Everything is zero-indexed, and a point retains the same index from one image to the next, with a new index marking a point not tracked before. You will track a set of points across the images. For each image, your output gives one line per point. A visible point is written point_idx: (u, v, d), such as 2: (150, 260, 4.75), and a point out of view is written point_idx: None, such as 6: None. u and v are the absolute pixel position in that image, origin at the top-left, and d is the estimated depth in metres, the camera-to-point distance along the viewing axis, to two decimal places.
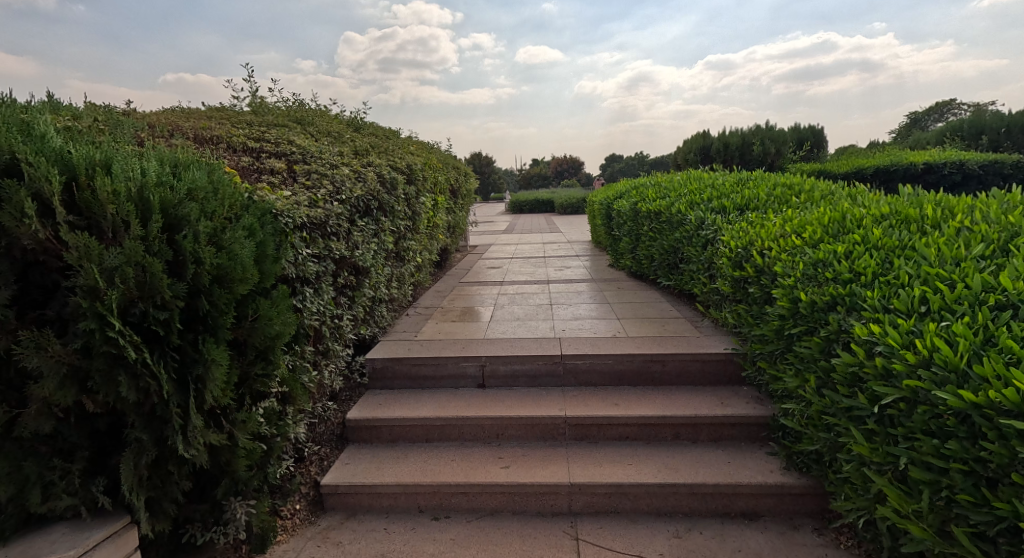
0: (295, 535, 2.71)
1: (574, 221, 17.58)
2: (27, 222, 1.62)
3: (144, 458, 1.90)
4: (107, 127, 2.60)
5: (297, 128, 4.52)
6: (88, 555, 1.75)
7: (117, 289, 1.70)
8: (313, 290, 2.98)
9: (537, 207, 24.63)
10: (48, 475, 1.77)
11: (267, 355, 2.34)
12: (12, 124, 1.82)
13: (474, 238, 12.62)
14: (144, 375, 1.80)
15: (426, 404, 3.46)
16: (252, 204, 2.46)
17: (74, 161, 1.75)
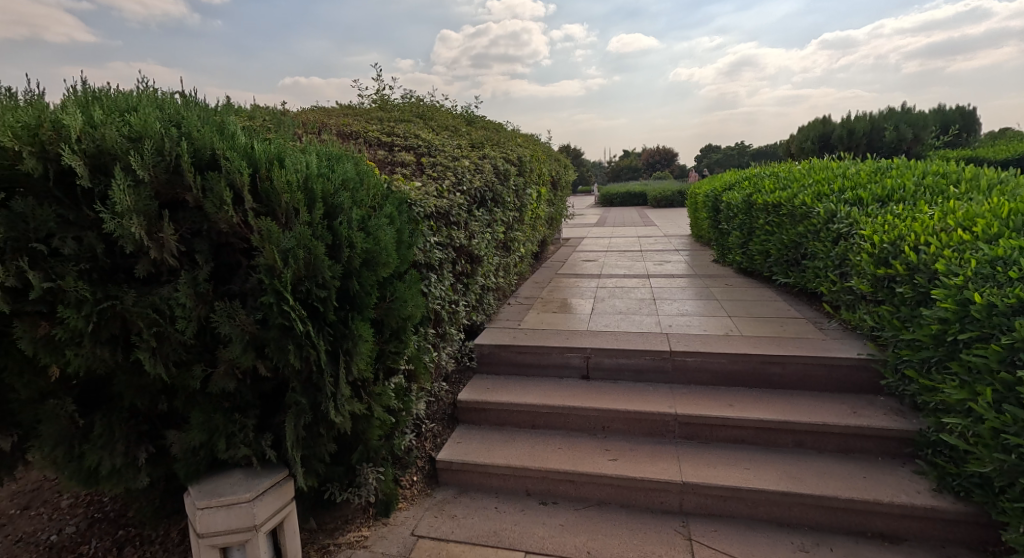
0: (415, 505, 2.90)
1: (671, 214, 16.91)
2: (225, 209, 1.90)
3: (302, 419, 2.14)
4: (271, 125, 2.95)
5: (421, 123, 4.80)
6: (259, 498, 2.02)
7: (290, 267, 1.94)
8: (437, 276, 3.17)
9: (630, 200, 23.97)
10: (231, 427, 2.07)
11: (399, 335, 2.51)
12: (210, 125, 2.14)
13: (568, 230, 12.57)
14: (307, 346, 2.03)
15: (532, 391, 3.53)
16: (390, 194, 2.66)
17: (257, 156, 2.03)
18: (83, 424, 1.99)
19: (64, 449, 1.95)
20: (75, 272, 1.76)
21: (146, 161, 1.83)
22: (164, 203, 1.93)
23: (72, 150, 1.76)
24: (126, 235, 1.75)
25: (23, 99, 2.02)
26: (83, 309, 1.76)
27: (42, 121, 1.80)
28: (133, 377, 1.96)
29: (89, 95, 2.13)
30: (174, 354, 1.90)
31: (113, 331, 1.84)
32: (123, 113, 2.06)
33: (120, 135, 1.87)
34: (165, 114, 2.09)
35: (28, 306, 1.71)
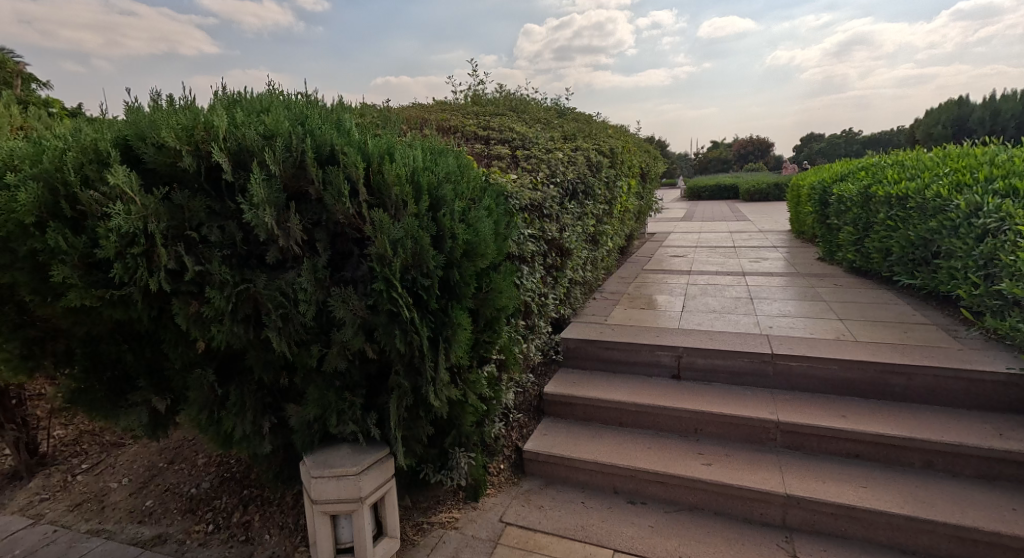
0: (502, 492, 2.96)
1: (766, 209, 15.81)
2: (342, 201, 2.05)
3: (404, 402, 2.26)
4: (379, 121, 3.12)
5: (514, 116, 4.84)
6: (365, 473, 2.16)
7: (398, 256, 2.04)
8: (529, 268, 3.19)
9: (718, 194, 22.63)
10: (341, 404, 2.23)
11: (493, 325, 2.55)
12: (329, 123, 2.31)
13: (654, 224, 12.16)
14: (411, 332, 2.12)
15: (620, 388, 3.46)
16: (489, 186, 2.71)
17: (370, 150, 2.16)
18: (220, 393, 2.23)
19: (206, 413, 2.21)
20: (219, 257, 1.99)
21: (277, 157, 2.02)
22: (290, 195, 2.12)
23: (219, 148, 1.99)
24: (260, 224, 1.94)
25: (177, 103, 2.29)
26: (225, 290, 1.97)
27: (196, 123, 2.05)
28: (262, 353, 2.17)
29: (229, 98, 2.38)
30: (296, 334, 2.07)
31: (247, 311, 2.04)
32: (258, 114, 2.28)
33: (256, 134, 2.08)
34: (292, 113, 2.29)
35: (183, 286, 1.96)
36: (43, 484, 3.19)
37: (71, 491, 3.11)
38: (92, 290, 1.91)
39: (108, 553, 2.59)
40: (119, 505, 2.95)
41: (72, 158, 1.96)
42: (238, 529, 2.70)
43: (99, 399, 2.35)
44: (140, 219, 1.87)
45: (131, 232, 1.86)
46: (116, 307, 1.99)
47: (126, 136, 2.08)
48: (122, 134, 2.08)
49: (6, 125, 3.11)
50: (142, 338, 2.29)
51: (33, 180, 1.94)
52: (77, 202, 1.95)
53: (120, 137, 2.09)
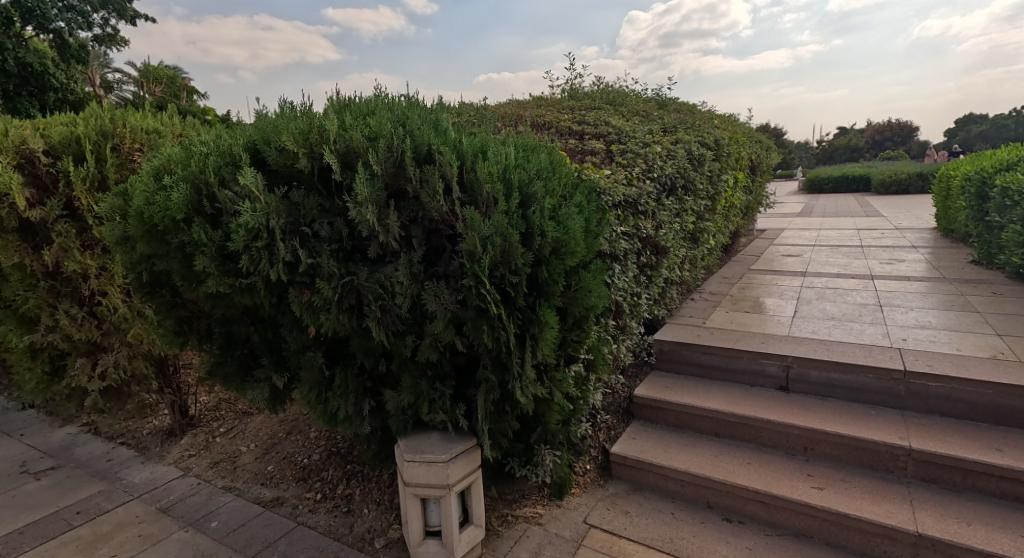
0: (587, 492, 2.92)
1: (902, 203, 13.97)
2: (437, 199, 2.12)
3: (491, 395, 2.30)
4: (474, 120, 3.19)
5: (611, 109, 4.72)
6: (453, 461, 2.24)
7: (488, 253, 2.08)
8: (621, 266, 3.10)
9: (845, 186, 20.40)
10: (433, 393, 2.33)
11: (581, 323, 2.52)
12: (427, 123, 2.41)
13: (764, 220, 11.25)
14: (499, 328, 2.16)
15: (718, 396, 3.25)
16: (580, 183, 2.67)
17: (464, 149, 2.22)
18: (327, 375, 2.44)
19: (315, 393, 2.42)
20: (328, 251, 2.16)
21: (380, 157, 2.15)
22: (391, 193, 2.24)
23: (330, 150, 2.15)
24: (363, 221, 2.07)
25: (297, 109, 2.51)
26: (332, 282, 2.14)
27: (311, 127, 2.24)
28: (363, 341, 2.32)
29: (339, 103, 2.56)
30: (393, 325, 2.20)
31: (351, 302, 2.20)
32: (364, 117, 2.43)
33: (362, 136, 2.22)
34: (394, 115, 2.41)
35: (298, 277, 2.15)
36: (190, 443, 3.70)
37: (211, 451, 3.58)
38: (225, 278, 2.17)
39: (236, 509, 2.95)
40: (247, 467, 3.35)
41: (212, 162, 2.23)
42: (342, 500, 2.94)
43: (230, 373, 2.67)
44: (263, 216, 2.08)
45: (256, 228, 2.08)
46: (244, 294, 2.23)
47: (254, 141, 2.33)
48: (251, 139, 2.32)
49: (165, 133, 3.61)
50: (265, 322, 2.55)
51: (182, 181, 2.23)
52: (215, 201, 2.21)
53: (250, 142, 2.34)
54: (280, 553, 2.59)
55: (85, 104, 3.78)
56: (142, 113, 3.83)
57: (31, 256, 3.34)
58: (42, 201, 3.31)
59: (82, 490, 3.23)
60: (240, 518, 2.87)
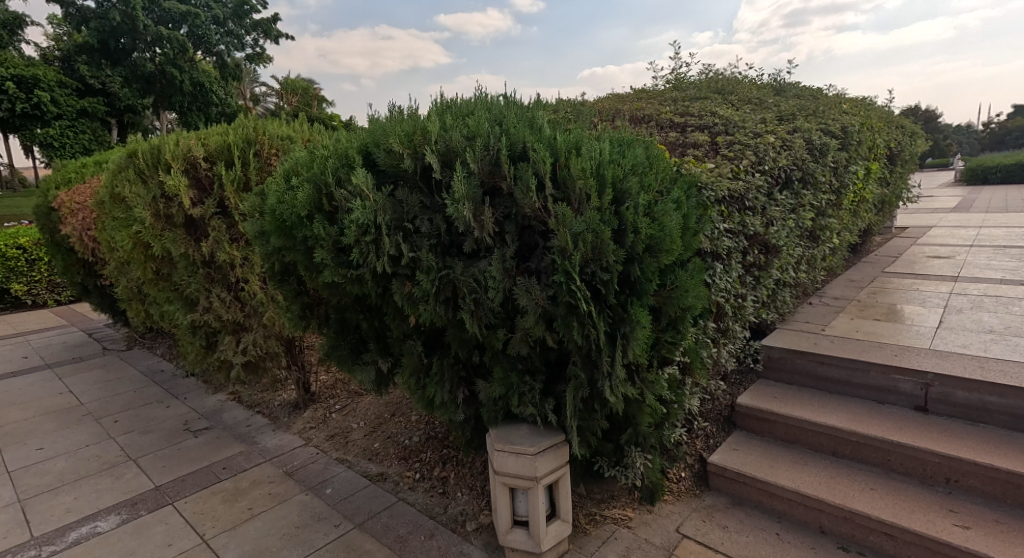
0: (681, 501, 2.80)
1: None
2: (530, 195, 2.15)
3: (580, 392, 2.29)
4: (570, 116, 3.19)
5: (719, 99, 4.43)
6: (541, 454, 2.27)
7: (579, 249, 2.07)
8: (724, 266, 2.92)
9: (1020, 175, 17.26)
10: (522, 386, 2.37)
11: (677, 324, 2.41)
12: (522, 121, 2.45)
13: (906, 216, 9.89)
14: (588, 325, 2.14)
15: (837, 412, 2.93)
16: (679, 177, 2.55)
17: (557, 145, 2.23)
18: (426, 362, 2.59)
19: (415, 378, 2.58)
20: (428, 245, 2.28)
21: (477, 156, 2.23)
22: (486, 190, 2.32)
23: (432, 150, 2.27)
24: (460, 217, 2.16)
25: (403, 112, 2.68)
26: (430, 275, 2.26)
27: (415, 129, 2.38)
28: (458, 332, 2.43)
29: (442, 105, 2.69)
30: (485, 317, 2.27)
31: (447, 294, 2.31)
32: (463, 118, 2.54)
33: (461, 136, 2.32)
34: (491, 115, 2.48)
35: (400, 269, 2.31)
36: (311, 416, 4.12)
37: (328, 425, 3.96)
38: (339, 269, 2.38)
39: (347, 479, 3.24)
40: (357, 442, 3.66)
41: (330, 164, 2.46)
42: (438, 482, 3.10)
43: (343, 355, 2.94)
44: (372, 213, 2.26)
45: (365, 223, 2.25)
46: (354, 284, 2.44)
47: (366, 144, 2.53)
48: (364, 142, 2.53)
49: (295, 138, 4.04)
50: (373, 310, 2.77)
51: (306, 182, 2.48)
52: (332, 199, 2.44)
53: (363, 145, 2.54)
54: (382, 523, 2.81)
55: (235, 116, 4.35)
56: (277, 122, 4.32)
57: (192, 247, 3.93)
58: (201, 200, 3.87)
59: (227, 449, 3.74)
60: (350, 488, 3.16)
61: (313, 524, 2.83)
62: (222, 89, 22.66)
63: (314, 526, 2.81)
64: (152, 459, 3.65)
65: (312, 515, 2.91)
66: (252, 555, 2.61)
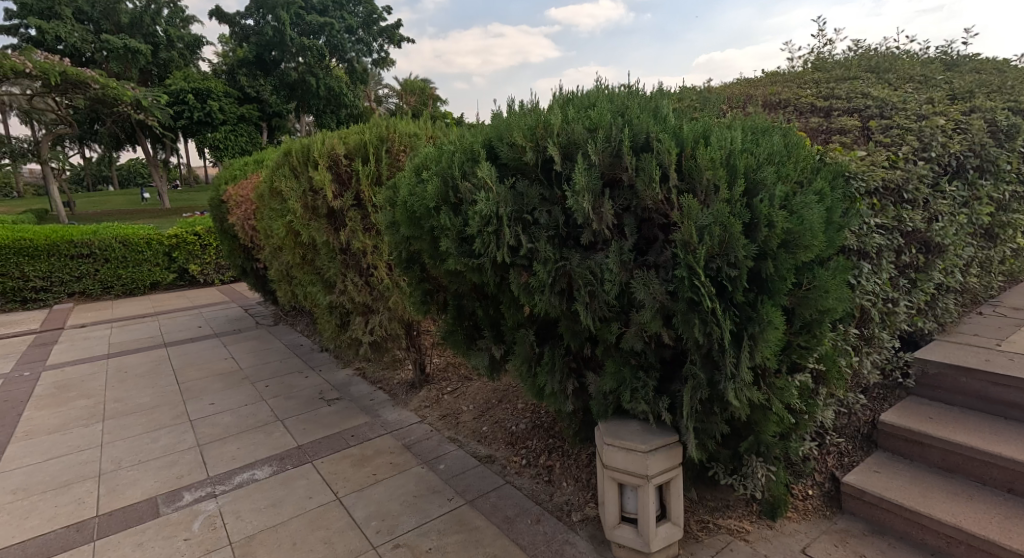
0: (806, 520, 2.57)
1: None
2: (653, 186, 2.10)
3: (697, 393, 2.20)
4: (696, 104, 3.04)
5: (873, 78, 3.95)
6: (653, 453, 2.21)
7: (704, 243, 1.98)
8: (872, 265, 2.62)
9: None
10: (635, 382, 2.33)
11: (812, 328, 2.21)
12: (647, 112, 2.40)
13: None
14: (711, 322, 2.05)
15: (1015, 442, 2.48)
16: (823, 167, 2.35)
17: (684, 135, 2.14)
18: (538, 351, 2.64)
19: (526, 366, 2.65)
20: (546, 237, 2.32)
21: (599, 148, 2.22)
22: (606, 182, 2.30)
23: (554, 143, 2.30)
24: (579, 209, 2.17)
25: (525, 106, 2.74)
26: (548, 266, 2.29)
27: (538, 122, 2.42)
28: (571, 324, 2.45)
29: (564, 97, 2.71)
30: (601, 310, 2.26)
31: (562, 285, 2.34)
32: (585, 110, 2.53)
33: (583, 128, 2.32)
34: (615, 106, 2.45)
35: (518, 260, 2.37)
36: (427, 395, 4.41)
37: (441, 405, 4.21)
38: (462, 258, 2.51)
39: (458, 458, 3.42)
40: (468, 424, 3.85)
41: (457, 158, 2.59)
42: (543, 470, 3.16)
43: (459, 340, 3.10)
44: (495, 204, 2.34)
45: (488, 214, 2.34)
46: (474, 273, 2.56)
47: (490, 138, 2.62)
48: (488, 137, 2.63)
49: (422, 135, 4.31)
50: (488, 298, 2.88)
51: (435, 175, 2.64)
52: (457, 191, 2.57)
53: (487, 139, 2.64)
54: (491, 503, 2.93)
55: (371, 115, 4.73)
56: (407, 120, 4.63)
57: (332, 235, 4.36)
58: (341, 193, 4.27)
59: (355, 419, 4.12)
60: (460, 466, 3.33)
61: (429, 495, 3.04)
62: (354, 91, 24.74)
63: (429, 497, 3.01)
64: (295, 421, 4.13)
65: (427, 487, 3.12)
66: (377, 516, 2.86)
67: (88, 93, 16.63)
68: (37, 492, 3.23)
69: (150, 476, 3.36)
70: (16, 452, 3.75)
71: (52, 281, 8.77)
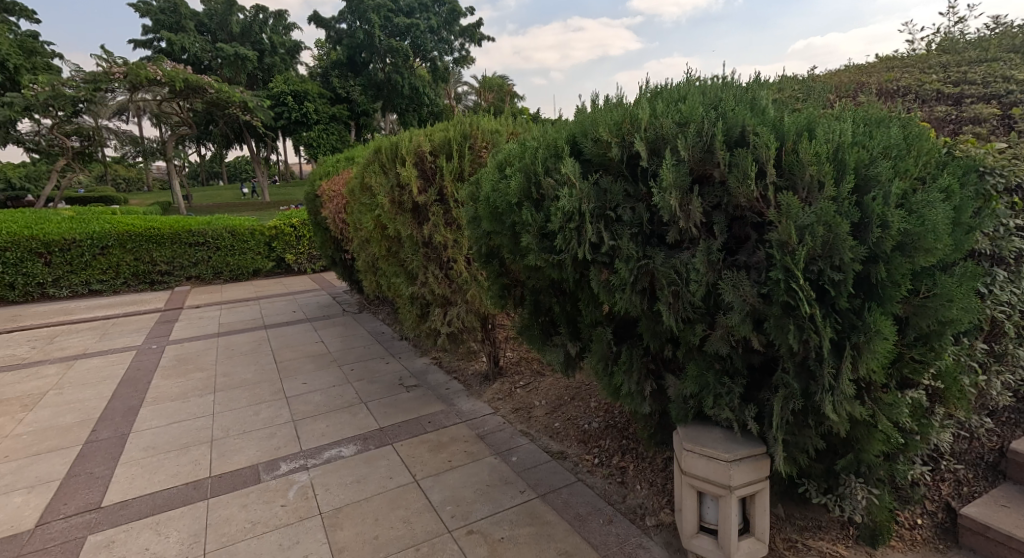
0: (913, 551, 2.33)
1: None
2: (748, 183, 1.98)
3: (790, 403, 2.06)
4: (799, 94, 2.84)
5: (1014, 60, 3.49)
6: (736, 464, 2.09)
7: (805, 244, 1.85)
8: (1007, 273, 2.33)
9: None
10: (720, 388, 2.23)
11: (929, 340, 2.00)
12: (743, 103, 2.27)
13: None
14: (809, 329, 1.91)
15: None
16: (952, 161, 2.11)
17: (785, 128, 2.01)
18: (615, 350, 2.59)
19: (603, 365, 2.61)
20: (629, 234, 2.27)
21: (689, 143, 2.13)
22: (695, 177, 2.21)
23: (641, 138, 2.24)
24: (666, 206, 2.10)
25: (611, 101, 2.69)
26: (630, 264, 2.24)
27: (625, 117, 2.36)
28: (652, 324, 2.38)
29: (653, 90, 2.62)
30: (684, 311, 2.18)
31: (644, 284, 2.28)
32: (675, 103, 2.44)
33: (673, 122, 2.23)
34: (708, 98, 2.34)
35: (600, 257, 2.34)
36: (500, 388, 4.48)
37: (514, 398, 4.26)
38: (542, 254, 2.51)
39: (531, 452, 3.45)
40: (540, 419, 3.87)
41: (540, 154, 2.58)
42: (617, 471, 3.11)
43: (535, 335, 3.11)
44: (577, 200, 2.31)
45: (571, 211, 2.32)
46: (554, 269, 2.55)
47: (575, 133, 2.59)
48: (572, 132, 2.60)
49: (504, 131, 4.34)
50: (566, 295, 2.86)
51: (518, 171, 2.65)
52: (540, 187, 2.56)
53: (571, 134, 2.62)
54: (563, 499, 2.93)
55: (456, 112, 4.83)
56: (490, 117, 4.68)
57: (416, 229, 4.52)
58: (426, 188, 4.42)
59: (432, 406, 4.27)
60: (533, 459, 3.35)
61: (501, 485, 3.08)
62: (436, 89, 25.53)
63: (502, 487, 3.06)
64: (377, 405, 4.35)
65: (499, 477, 3.17)
66: (452, 501, 2.96)
67: (205, 97, 18.43)
68: (161, 452, 3.64)
69: (252, 445, 3.68)
70: (145, 415, 4.25)
71: (174, 266, 9.78)
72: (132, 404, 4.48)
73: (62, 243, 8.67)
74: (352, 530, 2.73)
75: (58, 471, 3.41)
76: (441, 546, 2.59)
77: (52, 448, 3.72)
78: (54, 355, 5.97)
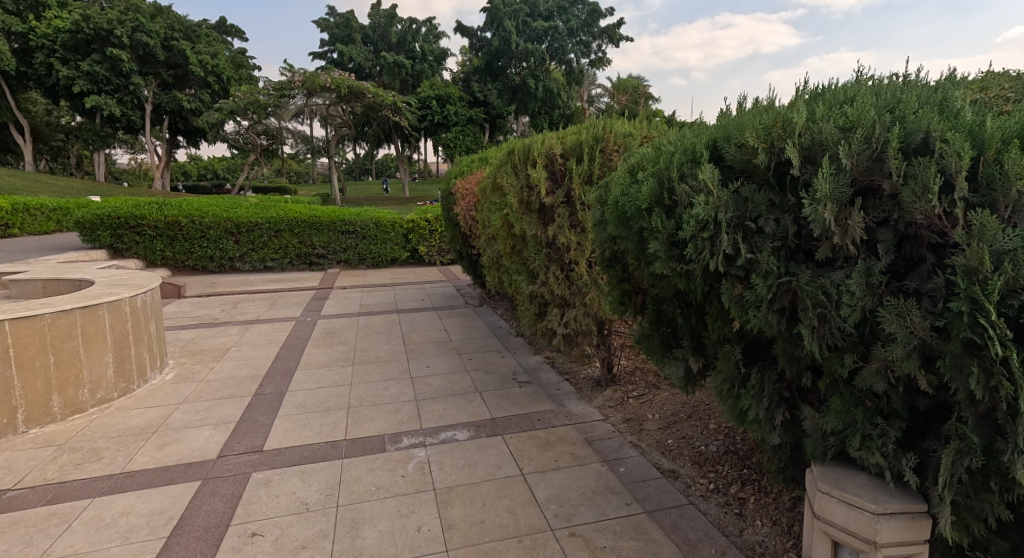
0: None
1: None
2: (928, 198, 1.73)
3: (966, 459, 1.75)
4: (1005, 96, 2.39)
5: None
6: (885, 518, 1.83)
7: (1002, 274, 1.57)
8: None
9: None
10: (870, 428, 1.97)
11: None
12: (929, 106, 1.96)
13: None
14: (998, 375, 1.62)
15: None
16: None
17: (986, 134, 1.71)
18: (743, 372, 2.41)
19: (727, 386, 2.44)
20: (770, 248, 2.10)
21: (853, 150, 1.89)
22: (859, 189, 1.97)
23: (794, 144, 2.04)
24: (818, 219, 1.90)
25: (761, 103, 2.48)
26: (769, 280, 2.06)
27: (777, 120, 2.16)
28: (790, 348, 2.17)
29: (813, 92, 2.37)
30: (830, 338, 1.96)
31: (784, 303, 2.09)
32: (840, 106, 2.18)
33: (835, 127, 1.99)
34: (884, 100, 2.07)
35: (734, 270, 2.19)
36: (612, 396, 4.41)
37: (626, 408, 4.16)
38: (670, 262, 2.40)
39: (640, 465, 3.34)
40: (652, 433, 3.73)
41: (676, 159, 2.45)
42: (734, 500, 2.91)
43: (655, 346, 3.00)
44: (714, 209, 2.17)
45: (705, 219, 2.19)
46: (682, 279, 2.44)
47: (716, 138, 2.43)
48: (713, 136, 2.44)
49: (638, 135, 4.19)
50: (692, 307, 2.72)
51: (650, 175, 2.55)
52: (673, 193, 2.45)
53: (712, 139, 2.46)
54: (672, 519, 2.80)
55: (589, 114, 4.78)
56: (624, 120, 4.55)
57: (541, 229, 4.59)
58: (554, 190, 4.47)
59: (543, 404, 4.32)
60: (642, 473, 3.25)
61: (607, 493, 3.03)
62: (569, 92, 25.71)
63: (608, 496, 3.00)
64: (492, 396, 4.50)
65: (605, 485, 3.12)
66: (557, 500, 2.97)
67: (364, 103, 20.37)
68: (310, 411, 4.12)
69: (381, 417, 4.02)
70: (299, 377, 4.85)
71: (328, 250, 11.01)
72: (290, 367, 5.15)
73: (250, 225, 10.24)
74: (461, 510, 2.86)
75: (236, 414, 4.02)
76: (543, 542, 2.61)
77: (231, 395, 4.39)
78: (237, 317, 7.05)
